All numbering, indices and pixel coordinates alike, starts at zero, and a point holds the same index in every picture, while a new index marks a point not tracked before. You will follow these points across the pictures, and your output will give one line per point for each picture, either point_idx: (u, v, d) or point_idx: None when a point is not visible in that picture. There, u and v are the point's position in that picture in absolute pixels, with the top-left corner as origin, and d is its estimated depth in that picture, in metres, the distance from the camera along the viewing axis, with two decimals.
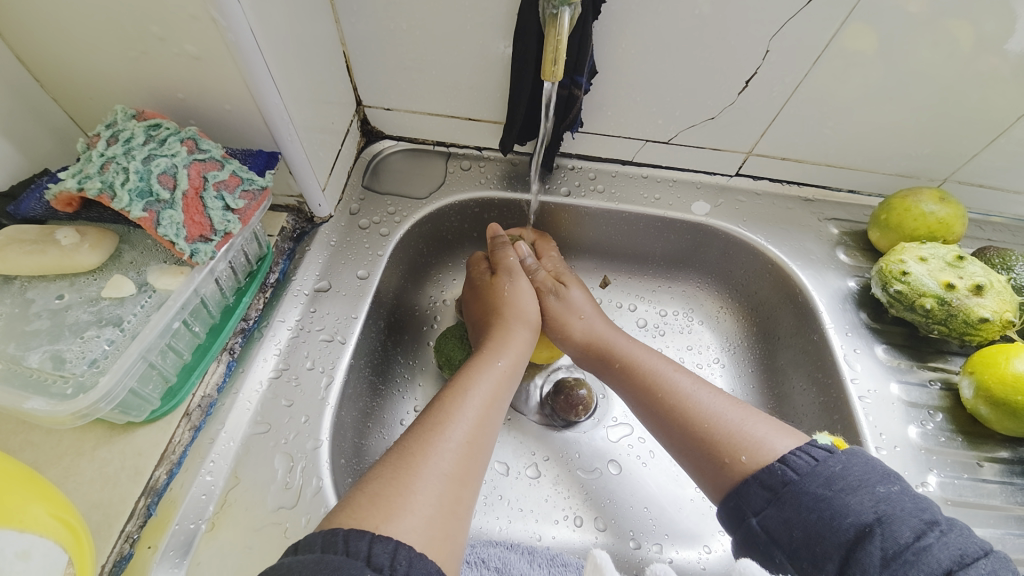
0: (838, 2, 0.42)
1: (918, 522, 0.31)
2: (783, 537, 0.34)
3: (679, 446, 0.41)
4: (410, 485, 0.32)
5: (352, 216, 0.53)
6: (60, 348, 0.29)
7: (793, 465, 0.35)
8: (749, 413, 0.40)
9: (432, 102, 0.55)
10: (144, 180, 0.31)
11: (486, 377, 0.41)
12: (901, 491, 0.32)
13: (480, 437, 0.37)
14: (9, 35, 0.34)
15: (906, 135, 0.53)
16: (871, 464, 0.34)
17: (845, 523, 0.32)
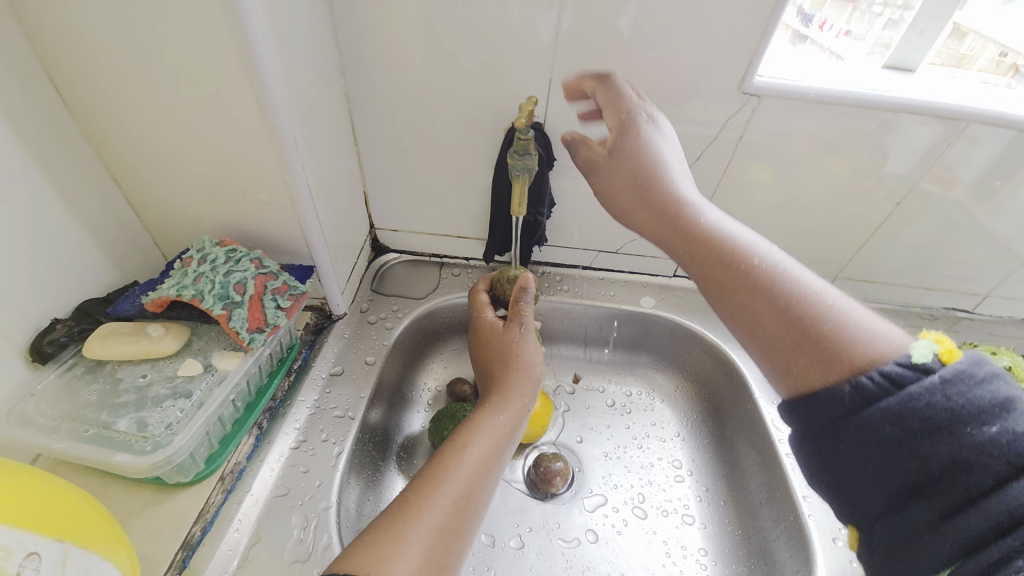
0: (715, 158, 0.61)
1: (1004, 467, 0.27)
2: (838, 465, 0.32)
3: (758, 340, 0.37)
4: (402, 537, 0.36)
5: (362, 313, 0.65)
6: (143, 415, 0.39)
7: (877, 407, 0.30)
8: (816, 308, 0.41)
9: (431, 224, 0.71)
10: (224, 288, 0.43)
11: (485, 432, 0.45)
12: (999, 435, 0.27)
13: (472, 491, 0.41)
14: (124, 180, 0.47)
15: (794, 242, 0.69)
16: (979, 393, 0.29)
17: (913, 462, 0.29)
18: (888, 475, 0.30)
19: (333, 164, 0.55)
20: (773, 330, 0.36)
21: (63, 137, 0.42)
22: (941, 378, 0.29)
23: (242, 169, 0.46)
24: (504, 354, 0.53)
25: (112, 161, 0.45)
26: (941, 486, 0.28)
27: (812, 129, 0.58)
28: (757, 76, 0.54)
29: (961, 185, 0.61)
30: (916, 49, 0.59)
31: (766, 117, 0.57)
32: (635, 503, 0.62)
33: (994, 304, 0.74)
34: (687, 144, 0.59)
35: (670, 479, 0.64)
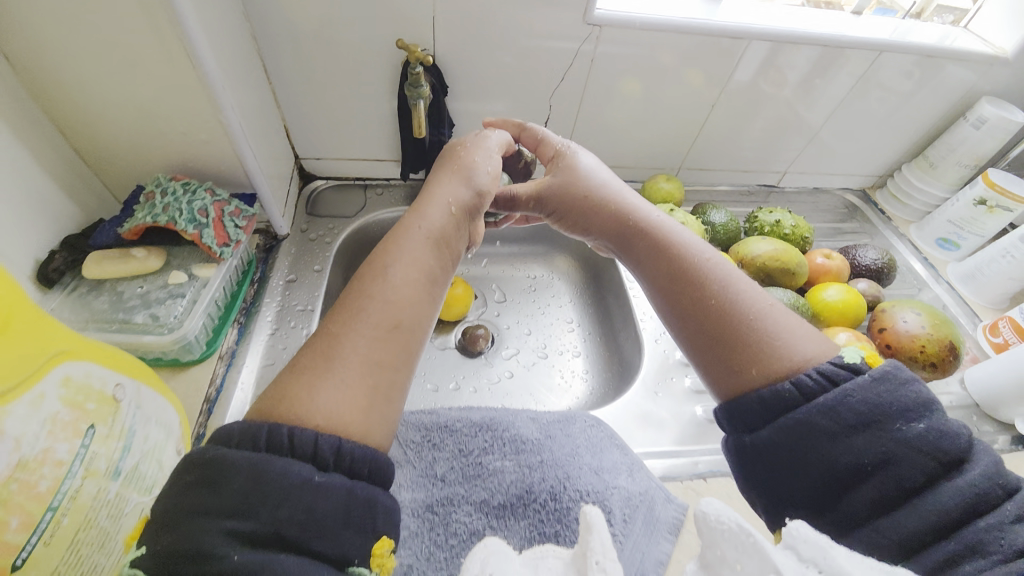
0: (575, 78, 0.76)
1: (930, 463, 0.36)
2: (794, 463, 0.40)
3: (701, 346, 0.47)
4: (329, 369, 0.38)
5: (303, 233, 0.77)
6: (153, 311, 0.52)
7: (816, 404, 0.40)
8: (789, 323, 0.45)
9: (350, 151, 0.82)
10: (191, 213, 0.54)
11: (406, 265, 0.45)
12: (925, 432, 0.37)
13: (399, 314, 0.42)
14: (71, 132, 0.55)
15: (645, 143, 0.89)
16: (907, 398, 0.38)
17: (855, 455, 0.38)
18: (835, 471, 0.38)
19: (255, 103, 0.64)
20: (716, 338, 0.46)
21: (16, 97, 0.49)
22: (871, 377, 0.39)
23: (180, 113, 0.55)
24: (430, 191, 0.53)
25: (62, 118, 0.53)
26: (877, 481, 0.37)
27: (647, 52, 0.74)
28: (596, 9, 0.69)
29: (755, 87, 0.82)
30: None
31: (607, 43, 0.72)
32: (539, 349, 0.86)
33: (791, 179, 1.00)
34: (551, 67, 0.74)
35: (564, 330, 0.88)
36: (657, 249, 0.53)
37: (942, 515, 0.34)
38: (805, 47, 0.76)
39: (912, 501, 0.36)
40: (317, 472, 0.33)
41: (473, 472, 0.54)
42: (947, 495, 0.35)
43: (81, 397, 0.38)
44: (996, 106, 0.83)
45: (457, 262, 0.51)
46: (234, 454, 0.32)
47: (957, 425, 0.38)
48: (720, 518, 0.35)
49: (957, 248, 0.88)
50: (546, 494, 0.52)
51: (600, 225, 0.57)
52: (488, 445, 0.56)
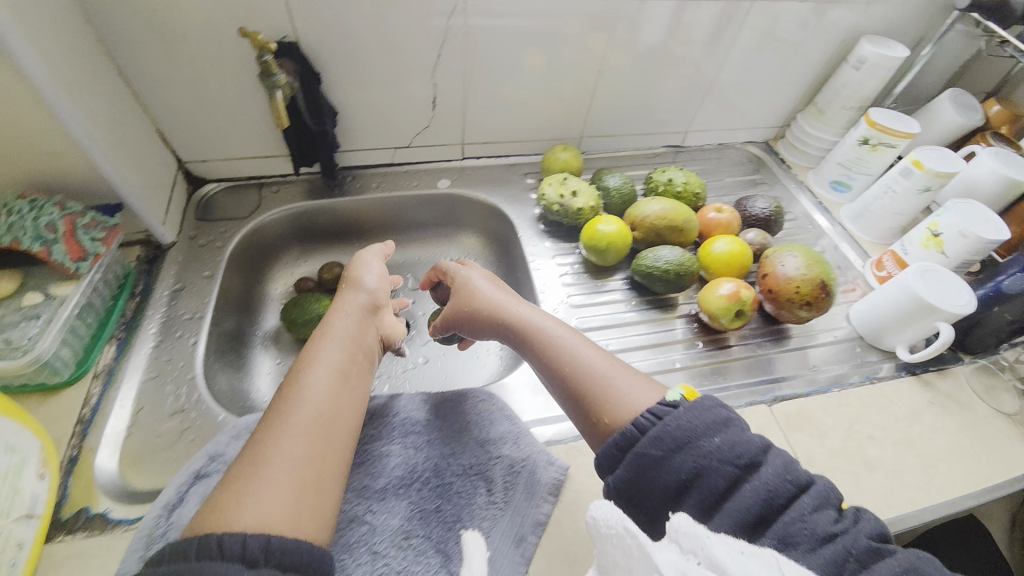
0: (454, 55, 0.74)
1: (730, 470, 0.41)
2: (639, 492, 0.43)
3: (575, 401, 0.51)
4: (258, 472, 0.40)
5: (191, 240, 0.76)
6: (6, 335, 0.50)
7: (647, 437, 0.44)
8: (628, 376, 0.51)
9: (236, 150, 0.79)
10: (37, 230, 0.52)
11: (331, 371, 0.49)
12: (720, 445, 0.42)
13: (322, 422, 0.45)
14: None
15: (544, 115, 0.88)
16: (708, 417, 0.44)
17: (673, 477, 0.42)
18: (664, 488, 0.43)
19: (110, 110, 0.62)
20: (582, 394, 0.51)
21: None
22: (686, 406, 0.45)
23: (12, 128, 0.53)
24: (345, 303, 0.59)
25: None
26: (697, 493, 0.42)
27: (522, 21, 0.73)
28: None
29: (637, 45, 0.81)
30: None
31: (475, 14, 0.70)
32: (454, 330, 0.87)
33: (694, 137, 1.01)
34: (425, 45, 0.72)
35: None
36: (529, 331, 0.57)
37: (752, 519, 0.39)
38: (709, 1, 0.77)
39: (724, 506, 0.41)
40: (247, 567, 0.34)
41: (357, 460, 0.54)
42: (748, 500, 0.40)
43: None
44: (874, 43, 0.84)
45: (370, 367, 0.55)
46: (159, 566, 0.33)
47: (753, 433, 0.43)
48: (610, 523, 0.38)
49: (849, 189, 0.91)
50: (429, 472, 0.54)
51: (478, 324, 0.62)
52: (374, 433, 0.56)
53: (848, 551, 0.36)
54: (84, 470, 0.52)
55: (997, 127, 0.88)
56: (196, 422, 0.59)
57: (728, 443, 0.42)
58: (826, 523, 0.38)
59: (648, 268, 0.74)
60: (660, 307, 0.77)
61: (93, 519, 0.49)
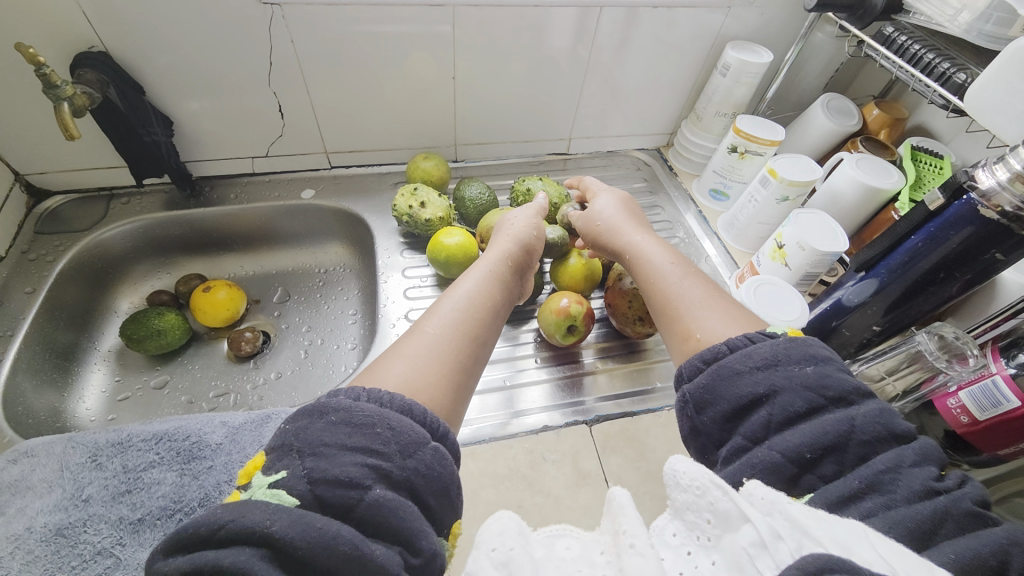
0: (290, 61, 0.73)
1: (814, 397, 0.39)
2: (711, 404, 0.44)
3: (670, 322, 0.55)
4: (411, 360, 0.47)
5: (22, 254, 0.73)
6: None
7: (738, 353, 0.44)
8: (710, 310, 0.52)
9: (76, 161, 0.77)
10: None
11: (484, 284, 0.58)
12: (813, 373, 0.40)
13: (480, 328, 0.54)
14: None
15: (408, 123, 0.86)
16: (806, 349, 0.42)
17: (755, 391, 0.42)
18: (728, 403, 0.43)
19: None
20: (680, 314, 0.54)
21: None
22: (783, 337, 0.44)
23: None
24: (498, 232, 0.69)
25: None
26: (773, 413, 0.40)
27: (355, 27, 0.71)
28: None
29: (489, 51, 0.79)
30: None
31: (298, 22, 0.69)
32: (315, 343, 0.84)
33: (580, 144, 0.99)
34: (253, 54, 0.71)
35: (346, 322, 0.86)
36: (643, 257, 0.62)
37: (795, 454, 0.38)
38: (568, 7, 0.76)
39: (796, 423, 0.39)
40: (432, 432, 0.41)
41: (124, 488, 0.51)
42: (822, 426, 0.38)
43: None
44: (739, 50, 0.83)
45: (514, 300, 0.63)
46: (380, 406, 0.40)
47: (848, 374, 0.41)
48: (692, 476, 0.39)
49: (726, 198, 0.90)
50: (196, 501, 0.51)
51: (606, 249, 0.67)
52: (157, 458, 0.54)
53: (948, 511, 0.33)
54: None
55: (875, 133, 0.84)
56: None
57: (821, 374, 0.41)
58: (925, 478, 0.34)
59: None
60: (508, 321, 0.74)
61: None
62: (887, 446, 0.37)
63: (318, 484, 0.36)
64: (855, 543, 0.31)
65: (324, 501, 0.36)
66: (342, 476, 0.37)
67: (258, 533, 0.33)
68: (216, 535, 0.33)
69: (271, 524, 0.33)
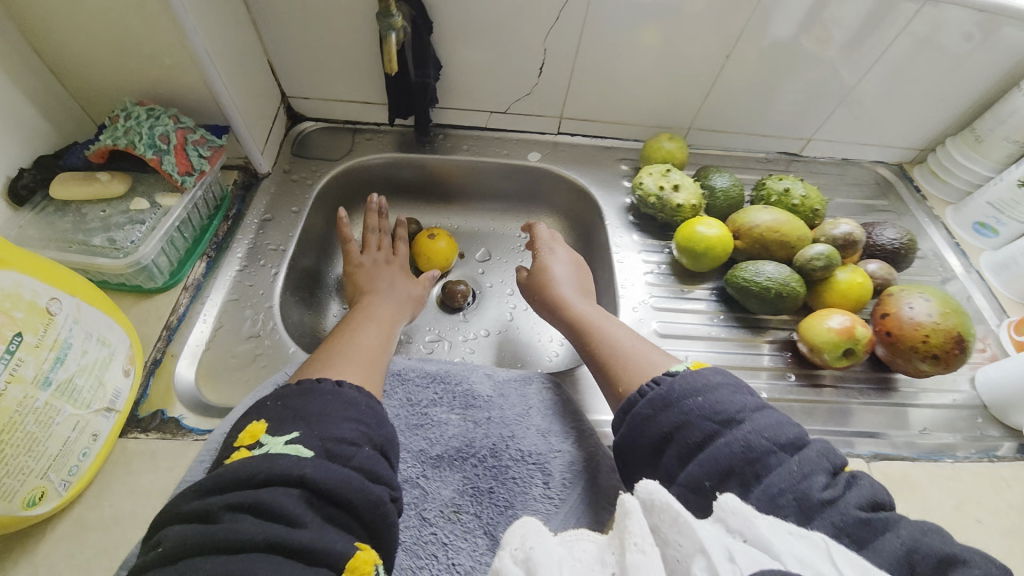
0: (573, 20, 0.70)
1: (712, 425, 0.44)
2: (639, 451, 0.47)
3: (604, 365, 0.56)
4: (335, 359, 0.52)
5: (285, 173, 0.76)
6: (111, 234, 0.52)
7: (652, 398, 0.48)
8: (637, 351, 0.55)
9: (338, 90, 0.79)
10: (151, 138, 0.53)
11: (372, 313, 0.62)
12: (702, 405, 0.45)
13: (381, 345, 0.57)
14: (41, 47, 0.54)
15: (653, 98, 0.82)
16: (701, 379, 0.47)
17: (664, 429, 0.46)
18: (648, 447, 0.47)
19: (229, 33, 0.62)
20: (608, 361, 0.56)
21: None
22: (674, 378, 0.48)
23: (144, 32, 0.53)
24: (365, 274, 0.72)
25: (25, 27, 0.52)
26: (678, 449, 0.45)
27: None
28: None
29: (775, 33, 0.73)
30: None
31: None
32: (518, 309, 0.84)
33: (816, 146, 0.91)
34: (545, 7, 0.68)
35: None
36: (581, 313, 0.64)
37: (699, 484, 0.43)
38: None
39: (697, 456, 0.44)
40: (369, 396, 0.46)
41: (416, 421, 0.54)
42: (720, 455, 0.43)
43: (7, 302, 0.37)
44: None
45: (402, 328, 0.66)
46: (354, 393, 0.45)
47: (733, 396, 0.46)
48: (653, 499, 0.33)
49: (995, 235, 0.79)
50: (486, 450, 0.52)
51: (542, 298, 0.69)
52: (437, 397, 0.56)
53: (841, 526, 0.37)
54: (164, 373, 0.54)
55: None
56: (269, 349, 0.59)
57: (711, 403, 0.45)
58: (817, 490, 0.39)
59: (745, 282, 0.67)
60: (747, 329, 0.70)
61: (165, 423, 0.50)
62: (773, 460, 0.41)
63: (329, 440, 0.41)
64: (820, 562, 0.29)
65: (331, 452, 0.40)
66: (343, 437, 0.42)
67: (292, 474, 0.37)
68: (255, 477, 0.37)
69: (304, 467, 0.38)
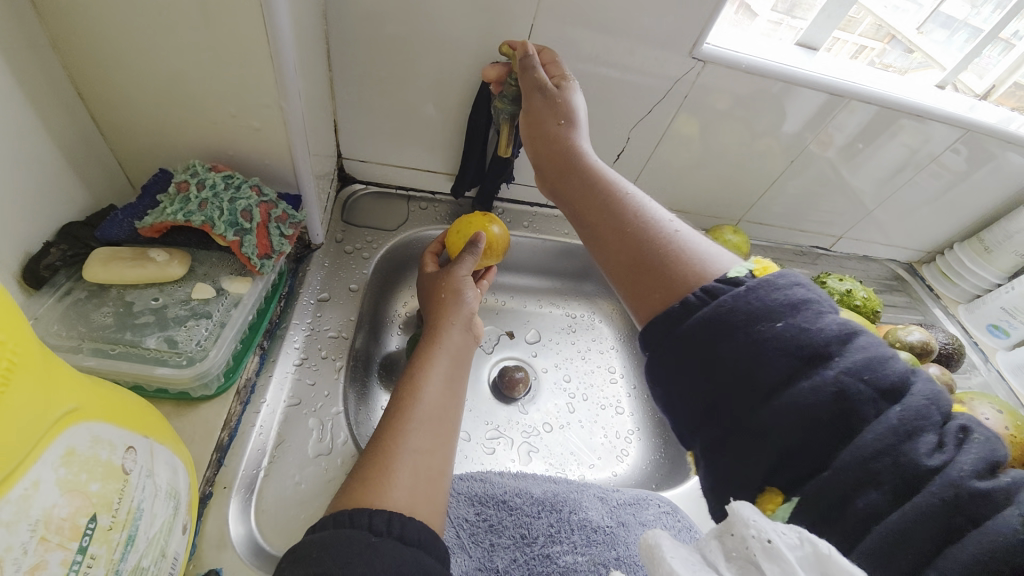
0: (665, 115, 0.69)
1: (792, 353, 0.29)
2: (690, 392, 0.32)
3: (632, 261, 0.39)
4: (390, 464, 0.41)
5: (337, 244, 0.67)
6: (170, 333, 0.40)
7: (696, 317, 0.32)
8: (680, 242, 0.38)
9: (402, 156, 0.72)
10: (233, 214, 0.44)
11: (435, 365, 0.51)
12: (784, 330, 0.30)
13: (441, 413, 0.47)
14: (89, 96, 0.43)
15: (714, 191, 0.83)
16: (782, 294, 0.31)
17: (725, 360, 0.31)
18: (700, 389, 0.31)
19: (314, 92, 0.54)
20: (640, 253, 0.39)
21: (28, 42, 0.38)
22: (747, 288, 0.32)
23: (233, 90, 0.44)
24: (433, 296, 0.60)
25: (80, 72, 0.41)
26: (742, 390, 0.30)
27: (743, 97, 0.68)
28: (705, 42, 0.62)
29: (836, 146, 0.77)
30: (822, 33, 0.68)
31: (706, 81, 0.66)
32: (578, 398, 0.78)
33: (844, 243, 0.97)
34: (641, 99, 0.67)
35: (606, 381, 0.80)
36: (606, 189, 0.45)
37: (771, 442, 0.29)
38: (941, 128, 0.73)
39: (767, 399, 0.29)
40: (373, 535, 0.36)
41: (540, 568, 0.46)
42: (803, 402, 0.28)
43: (83, 474, 0.26)
44: None
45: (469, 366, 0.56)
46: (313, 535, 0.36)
47: (831, 322, 0.30)
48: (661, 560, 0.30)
49: (1007, 336, 0.87)
50: None
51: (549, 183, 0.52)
52: (554, 532, 0.48)
53: (951, 502, 0.24)
54: (216, 514, 0.42)
55: None
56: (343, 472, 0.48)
57: (794, 329, 0.30)
58: (918, 454, 0.26)
59: None
60: None
61: None
62: (873, 410, 0.27)
63: None
64: None
65: None
66: None
67: None
68: None
69: None
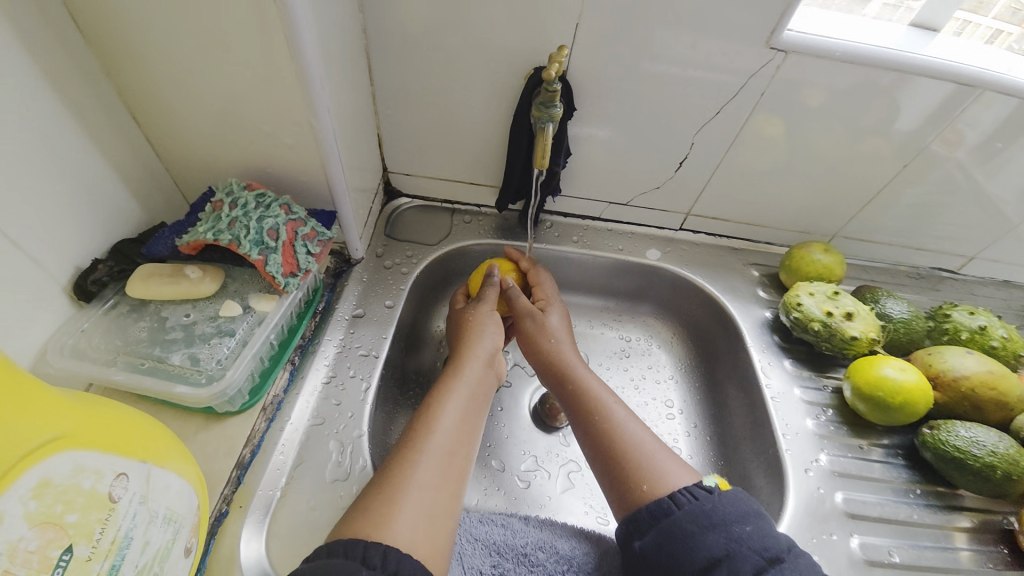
0: (737, 114, 0.60)
1: (759, 559, 0.38)
2: (669, 569, 0.40)
3: (605, 460, 0.48)
4: (395, 497, 0.38)
5: (377, 258, 0.66)
6: (194, 351, 0.41)
7: (680, 523, 0.41)
8: (662, 452, 0.47)
9: (446, 169, 0.70)
10: (259, 233, 0.44)
11: (457, 393, 0.48)
12: (751, 532, 0.39)
13: (456, 448, 0.44)
14: (145, 120, 0.46)
15: (799, 203, 0.71)
16: (744, 506, 0.41)
17: (697, 560, 0.39)
18: (691, 564, 0.39)
19: (352, 108, 0.54)
20: (620, 454, 0.47)
21: (84, 71, 0.41)
22: (720, 521, 0.40)
23: (267, 109, 0.45)
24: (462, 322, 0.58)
25: (132, 97, 0.44)
26: None
27: (838, 91, 0.57)
28: (786, 30, 0.53)
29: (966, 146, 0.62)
30: (945, 9, 0.55)
31: (789, 75, 0.56)
32: None
33: (978, 265, 0.78)
34: (707, 101, 0.59)
35: (662, 417, 0.71)
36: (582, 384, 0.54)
37: None
38: None
39: None
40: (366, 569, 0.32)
41: None
42: None
43: (59, 506, 0.26)
44: None
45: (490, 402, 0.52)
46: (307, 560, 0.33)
47: (778, 532, 0.40)
48: None
49: None
50: None
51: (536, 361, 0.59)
52: None
53: None
54: (229, 533, 0.41)
55: None
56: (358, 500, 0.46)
57: (758, 533, 0.40)
58: None
59: (959, 453, 0.52)
60: (946, 508, 0.56)
61: None
62: None
63: None
64: None
65: None
66: None
67: None
68: None
69: None
